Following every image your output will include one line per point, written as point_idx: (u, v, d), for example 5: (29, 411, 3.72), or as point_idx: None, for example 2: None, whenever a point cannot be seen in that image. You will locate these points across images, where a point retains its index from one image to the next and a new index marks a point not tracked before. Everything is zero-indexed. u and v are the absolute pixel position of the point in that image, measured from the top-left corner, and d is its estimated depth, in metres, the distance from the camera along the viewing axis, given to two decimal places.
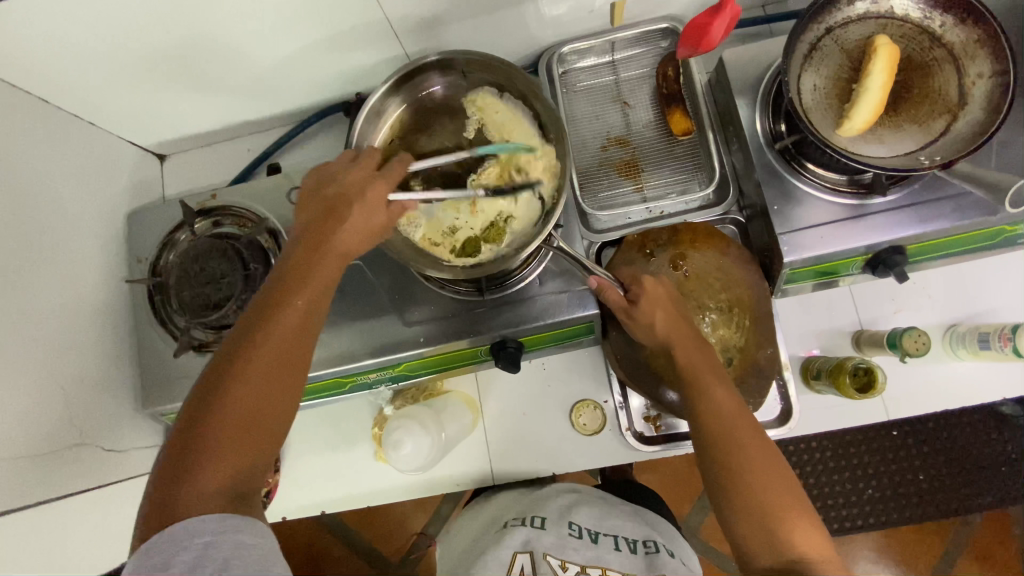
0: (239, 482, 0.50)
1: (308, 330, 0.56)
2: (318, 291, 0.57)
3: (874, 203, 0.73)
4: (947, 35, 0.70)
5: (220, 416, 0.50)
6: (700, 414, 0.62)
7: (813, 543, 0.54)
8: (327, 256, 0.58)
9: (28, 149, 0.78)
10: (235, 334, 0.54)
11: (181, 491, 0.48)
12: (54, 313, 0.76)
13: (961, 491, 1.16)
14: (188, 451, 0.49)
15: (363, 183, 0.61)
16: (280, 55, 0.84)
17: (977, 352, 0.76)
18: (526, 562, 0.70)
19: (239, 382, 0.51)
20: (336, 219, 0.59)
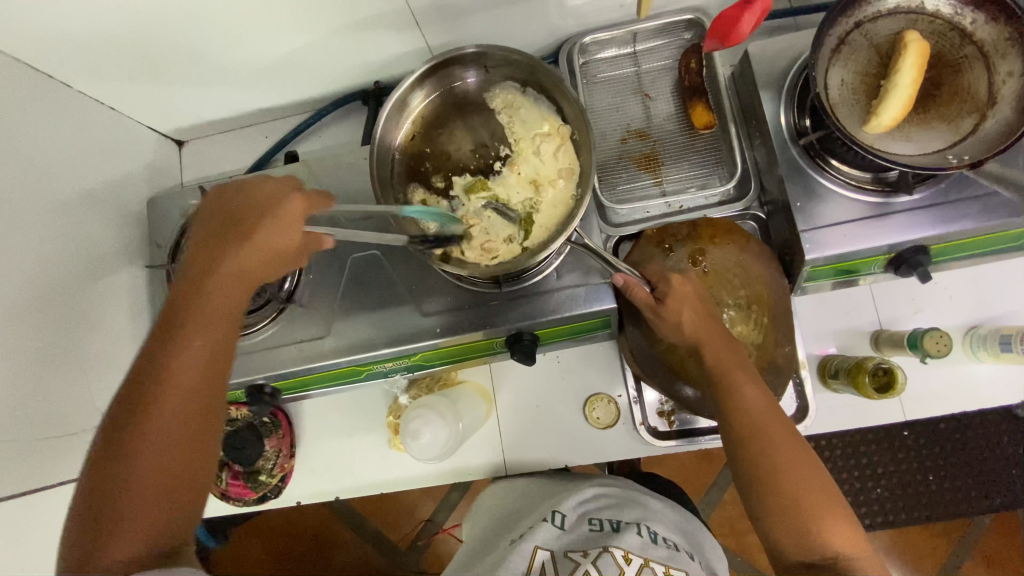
0: (161, 524, 0.53)
1: (216, 366, 0.58)
2: (210, 326, 0.58)
3: (899, 201, 0.72)
4: (979, 32, 0.69)
5: (113, 464, 0.52)
6: (730, 412, 0.62)
7: (846, 539, 0.55)
8: (217, 287, 0.59)
9: (50, 132, 0.78)
10: (130, 379, 0.55)
11: (101, 540, 0.51)
12: (75, 297, 0.77)
13: (970, 492, 1.16)
14: (105, 502, 0.52)
15: (269, 202, 0.61)
16: (299, 42, 0.83)
17: (998, 355, 0.76)
18: (547, 558, 0.69)
19: (140, 430, 0.53)
20: (242, 246, 0.59)
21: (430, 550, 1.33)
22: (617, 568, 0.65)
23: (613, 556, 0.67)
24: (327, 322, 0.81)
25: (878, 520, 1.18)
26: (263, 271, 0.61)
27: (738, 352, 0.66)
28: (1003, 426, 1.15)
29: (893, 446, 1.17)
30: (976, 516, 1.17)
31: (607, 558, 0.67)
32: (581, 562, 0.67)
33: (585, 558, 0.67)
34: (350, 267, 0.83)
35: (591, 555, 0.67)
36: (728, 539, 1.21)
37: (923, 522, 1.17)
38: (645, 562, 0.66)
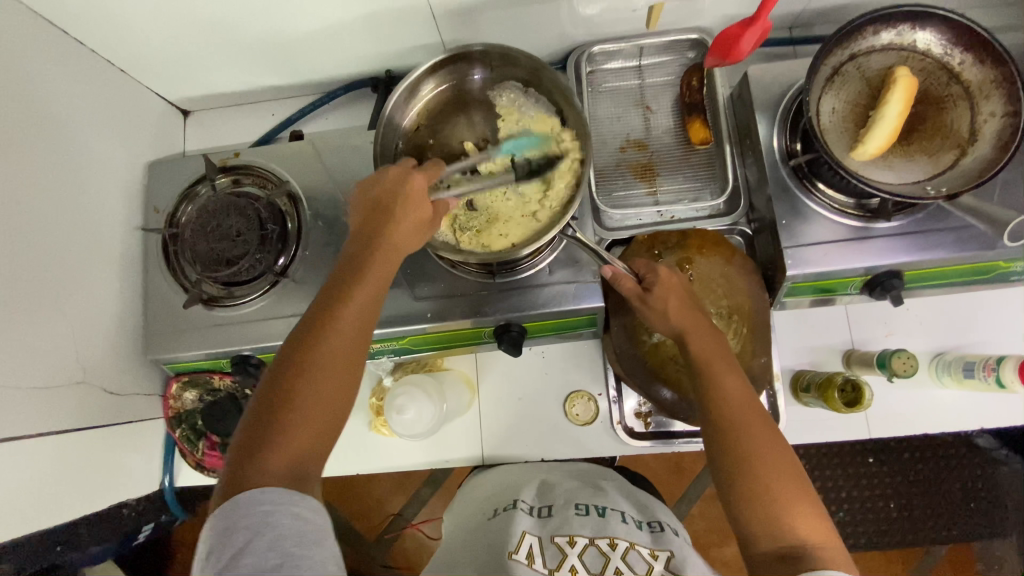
0: (306, 458, 0.54)
1: (365, 322, 0.60)
2: (379, 286, 0.61)
3: (878, 227, 0.76)
4: (965, 72, 0.73)
5: (290, 406, 0.55)
6: (707, 401, 0.64)
7: (812, 529, 0.57)
8: (382, 252, 0.62)
9: (59, 88, 0.78)
10: (305, 324, 0.59)
11: (253, 463, 0.52)
12: (68, 249, 0.77)
13: (927, 521, 1.20)
14: (265, 425, 0.54)
15: (400, 180, 0.64)
16: (316, 25, 0.85)
17: (961, 380, 0.80)
18: (534, 543, 0.70)
19: (311, 370, 0.56)
20: (393, 211, 0.63)
21: (398, 544, 1.33)
22: (602, 559, 0.67)
23: (598, 545, 0.68)
24: None
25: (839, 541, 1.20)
26: (417, 229, 0.64)
27: (722, 341, 0.68)
28: (963, 457, 1.20)
29: (854, 468, 1.21)
30: (933, 544, 1.20)
31: (593, 548, 0.68)
32: (567, 552, 0.68)
33: (571, 548, 0.68)
34: None
35: (577, 546, 0.68)
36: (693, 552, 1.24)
37: (880, 544, 1.20)
38: (631, 546, 0.68)
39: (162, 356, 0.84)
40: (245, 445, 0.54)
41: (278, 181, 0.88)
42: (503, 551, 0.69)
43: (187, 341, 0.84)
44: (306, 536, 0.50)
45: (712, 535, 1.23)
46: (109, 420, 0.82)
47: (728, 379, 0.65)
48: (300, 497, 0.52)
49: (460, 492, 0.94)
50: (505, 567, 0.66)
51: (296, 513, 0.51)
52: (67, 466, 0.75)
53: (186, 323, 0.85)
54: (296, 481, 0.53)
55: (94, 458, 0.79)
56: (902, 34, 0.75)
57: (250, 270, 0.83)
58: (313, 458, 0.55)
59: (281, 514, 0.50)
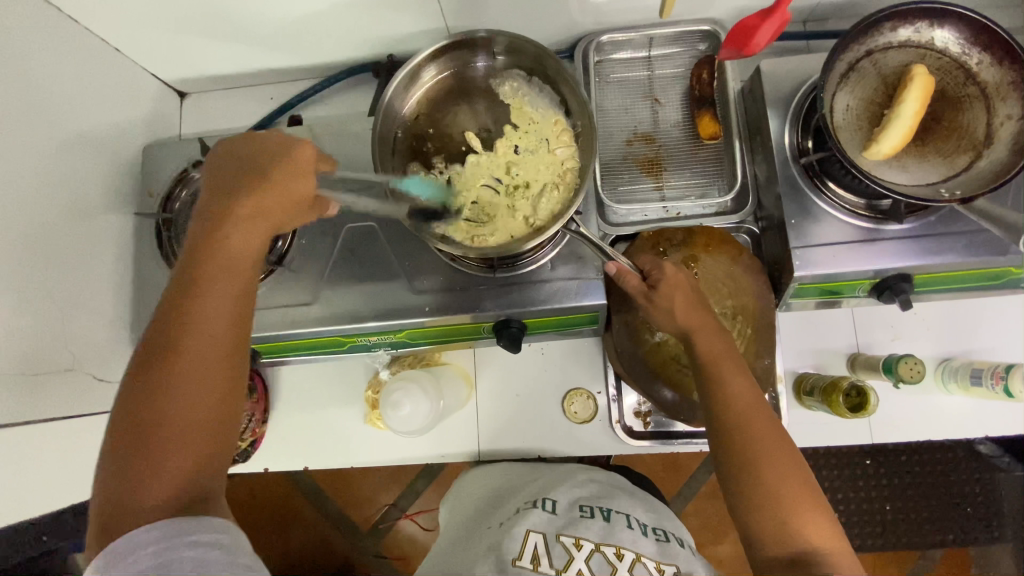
0: (198, 472, 0.52)
1: (232, 315, 0.57)
2: (234, 276, 0.57)
3: (888, 229, 0.74)
4: (983, 73, 0.71)
5: (159, 417, 0.52)
6: (714, 402, 0.63)
7: (821, 533, 0.56)
8: (214, 241, 0.57)
9: (50, 66, 0.76)
10: (160, 334, 0.54)
11: (132, 492, 0.50)
12: (59, 233, 0.75)
13: (923, 524, 1.19)
14: (134, 444, 0.51)
15: (286, 147, 0.61)
16: (318, 7, 0.82)
17: (967, 388, 0.79)
18: (539, 542, 0.68)
19: (175, 381, 0.52)
20: (256, 195, 0.58)
21: (391, 536, 1.33)
22: (608, 567, 0.66)
23: (604, 552, 0.67)
24: (314, 289, 0.80)
25: None
26: (285, 207, 0.60)
27: (729, 339, 0.67)
28: (962, 462, 1.19)
29: (852, 470, 1.20)
30: (928, 548, 1.19)
31: (599, 554, 0.67)
32: (574, 555, 0.67)
33: (577, 551, 0.67)
34: (345, 236, 0.82)
35: (584, 549, 0.67)
36: None
37: (875, 546, 1.20)
38: (637, 558, 0.67)
39: None
40: (117, 468, 0.51)
41: None
42: (505, 556, 0.67)
43: None
44: (211, 561, 0.47)
45: (707, 534, 1.22)
46: (99, 408, 0.80)
47: (737, 380, 0.63)
48: (201, 522, 0.49)
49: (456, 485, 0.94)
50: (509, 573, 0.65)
51: (194, 541, 0.47)
52: (56, 455, 0.74)
53: None
54: (188, 501, 0.51)
55: (83, 446, 0.78)
56: (920, 31, 0.73)
57: None
58: (205, 471, 0.53)
59: (200, 546, 0.47)
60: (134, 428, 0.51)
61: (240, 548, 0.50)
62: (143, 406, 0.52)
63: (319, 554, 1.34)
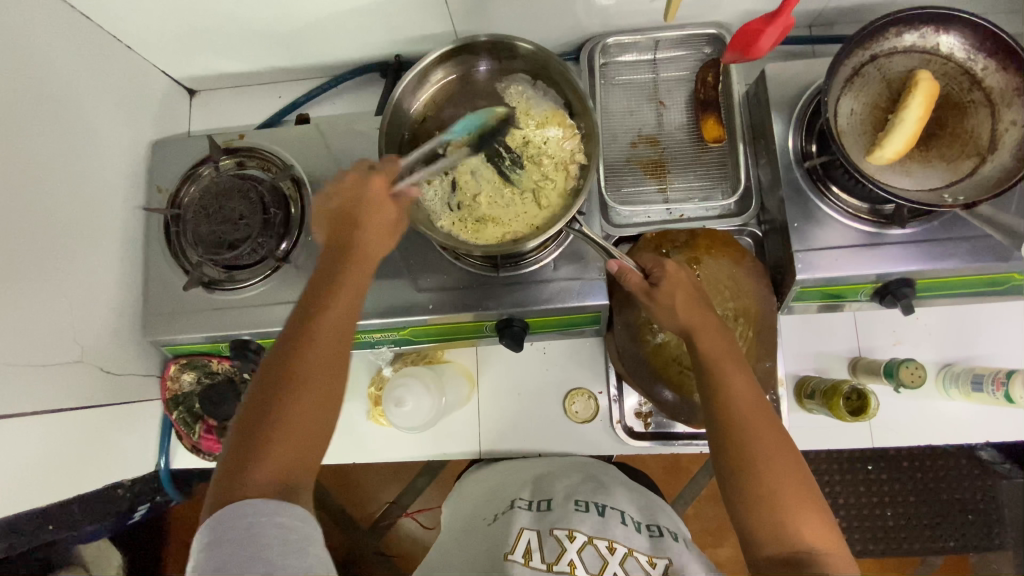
0: (297, 466, 0.54)
1: (344, 329, 0.60)
2: (351, 296, 0.61)
3: (891, 234, 0.74)
4: (988, 78, 0.72)
5: (270, 417, 0.55)
6: (715, 402, 0.63)
7: (817, 535, 0.56)
8: (354, 264, 0.63)
9: (63, 62, 0.77)
10: (286, 340, 0.59)
11: (238, 478, 0.52)
12: (69, 227, 0.76)
13: (924, 530, 1.19)
14: (250, 441, 0.54)
15: (366, 189, 0.65)
16: (326, 7, 0.83)
17: (968, 393, 0.79)
18: (532, 538, 0.69)
19: (292, 380, 0.56)
20: (355, 228, 0.64)
21: (389, 533, 1.33)
22: (601, 560, 0.66)
23: (597, 544, 0.68)
24: None
25: None
26: (377, 239, 0.65)
27: (731, 341, 0.67)
28: (963, 469, 1.18)
29: (853, 474, 1.20)
30: (927, 555, 1.19)
31: (591, 547, 0.67)
32: (566, 548, 0.67)
33: (570, 543, 0.68)
34: None
35: (576, 542, 0.68)
36: None
37: (874, 551, 1.19)
38: (628, 552, 0.67)
39: (161, 338, 0.84)
40: (233, 462, 0.53)
41: (283, 164, 0.87)
42: (499, 552, 0.68)
43: (187, 323, 0.83)
44: (289, 547, 0.49)
45: (707, 536, 1.23)
46: (105, 400, 0.81)
47: (739, 385, 0.63)
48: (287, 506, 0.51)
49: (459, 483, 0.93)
50: (502, 568, 0.66)
51: (280, 524, 0.49)
52: (63, 445, 0.74)
53: (186, 306, 0.84)
54: (286, 491, 0.52)
55: (89, 438, 0.79)
56: (925, 36, 0.73)
57: (251, 254, 0.81)
58: (302, 467, 0.55)
59: (265, 525, 0.49)
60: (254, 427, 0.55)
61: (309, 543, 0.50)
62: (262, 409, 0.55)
63: (319, 550, 1.35)
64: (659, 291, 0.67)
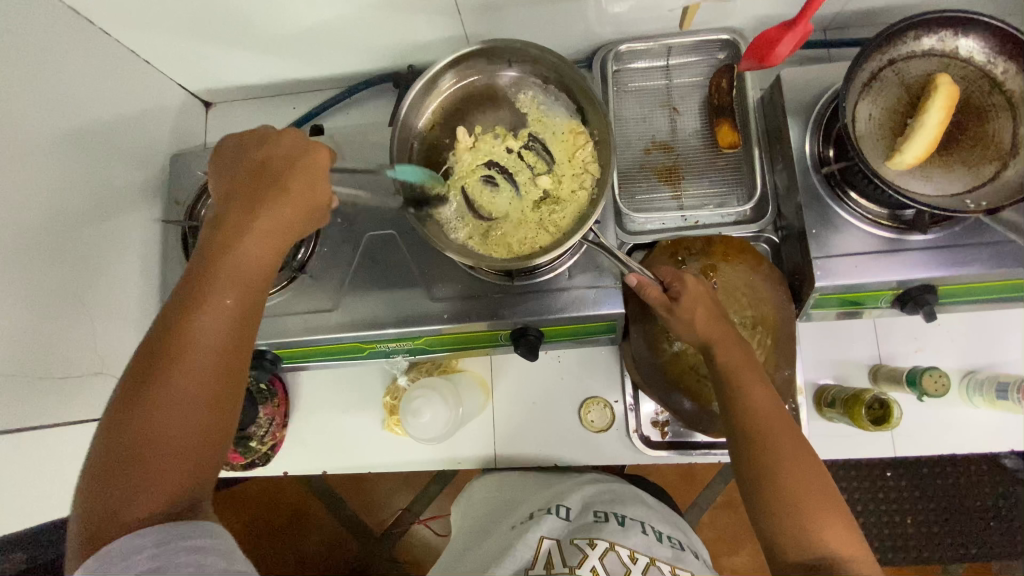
0: (188, 482, 0.52)
1: (239, 326, 0.56)
2: (247, 285, 0.58)
3: (913, 240, 0.73)
4: (1009, 82, 0.70)
5: (145, 424, 0.51)
6: (736, 412, 0.63)
7: (842, 541, 0.55)
8: (216, 243, 0.58)
9: (83, 79, 0.79)
10: (160, 331, 0.54)
11: (116, 500, 0.49)
12: (90, 239, 0.77)
13: (946, 538, 1.16)
14: (128, 454, 0.50)
15: (285, 169, 0.61)
16: (339, 19, 0.84)
17: (992, 401, 0.77)
18: (552, 547, 0.70)
19: (169, 382, 0.52)
20: (250, 207, 0.59)
21: (402, 540, 1.33)
22: (624, 567, 0.66)
23: (619, 553, 0.67)
24: (336, 295, 0.81)
25: None
26: (278, 221, 0.59)
27: (749, 350, 0.67)
28: (986, 476, 1.16)
29: (873, 482, 1.18)
30: (950, 563, 1.17)
31: (613, 554, 0.67)
32: (588, 554, 0.67)
33: (592, 550, 0.68)
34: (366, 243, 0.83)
35: (597, 548, 0.68)
36: None
37: (895, 560, 1.17)
38: (650, 561, 0.67)
39: None
40: (112, 472, 0.50)
41: None
42: (520, 565, 0.69)
43: None
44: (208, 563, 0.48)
45: (724, 543, 1.21)
46: None
47: (760, 393, 0.63)
48: (198, 529, 0.50)
49: (466, 490, 0.94)
50: None
51: (194, 546, 0.49)
52: (86, 456, 0.76)
53: None
54: (174, 509, 0.51)
55: None
56: (944, 40, 0.72)
57: None
58: (197, 478, 0.53)
59: (171, 552, 0.47)
60: (129, 432, 0.51)
61: (233, 556, 0.51)
62: (138, 418, 0.51)
63: (332, 556, 1.35)
64: (676, 303, 0.68)
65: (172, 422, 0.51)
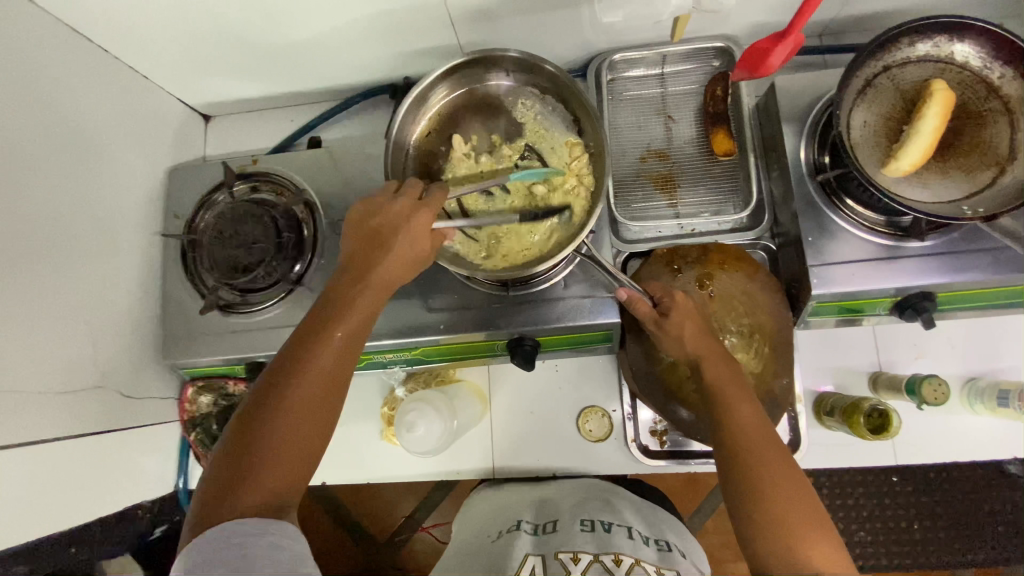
0: (284, 491, 0.54)
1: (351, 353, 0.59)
2: (361, 322, 0.61)
3: (911, 247, 0.73)
4: (1005, 87, 0.70)
5: (256, 435, 0.54)
6: (722, 427, 0.63)
7: (828, 561, 0.54)
8: (373, 286, 0.62)
9: (83, 96, 0.80)
10: (289, 352, 0.58)
11: (226, 496, 0.52)
12: (89, 254, 0.78)
13: (952, 544, 1.15)
14: (240, 458, 0.53)
15: (406, 212, 0.64)
16: (334, 33, 0.84)
17: (994, 408, 0.76)
18: (536, 563, 0.70)
19: (285, 395, 0.56)
20: (396, 250, 0.63)
21: (407, 547, 1.33)
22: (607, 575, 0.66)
23: (602, 562, 0.68)
24: None
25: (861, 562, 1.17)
26: (405, 261, 0.63)
27: (738, 369, 0.67)
28: (991, 481, 1.14)
29: (877, 488, 1.17)
30: (957, 569, 1.15)
31: (596, 565, 0.68)
32: (570, 569, 0.68)
33: (574, 565, 0.68)
34: None
35: (581, 563, 0.68)
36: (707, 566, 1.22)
37: (901, 567, 1.16)
38: (635, 564, 0.68)
39: (180, 361, 0.85)
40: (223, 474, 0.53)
41: (296, 188, 0.88)
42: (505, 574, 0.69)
43: (203, 346, 0.84)
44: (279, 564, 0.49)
45: (727, 550, 1.21)
46: (125, 423, 0.83)
47: (745, 410, 0.63)
48: (274, 528, 0.51)
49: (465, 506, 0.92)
50: None
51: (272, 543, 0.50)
52: (87, 470, 0.76)
53: (203, 329, 0.85)
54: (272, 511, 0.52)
55: (110, 462, 0.80)
56: (939, 45, 0.72)
57: (265, 277, 0.83)
58: (292, 489, 0.54)
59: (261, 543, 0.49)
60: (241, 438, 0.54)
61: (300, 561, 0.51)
62: (254, 427, 0.54)
63: (338, 562, 1.36)
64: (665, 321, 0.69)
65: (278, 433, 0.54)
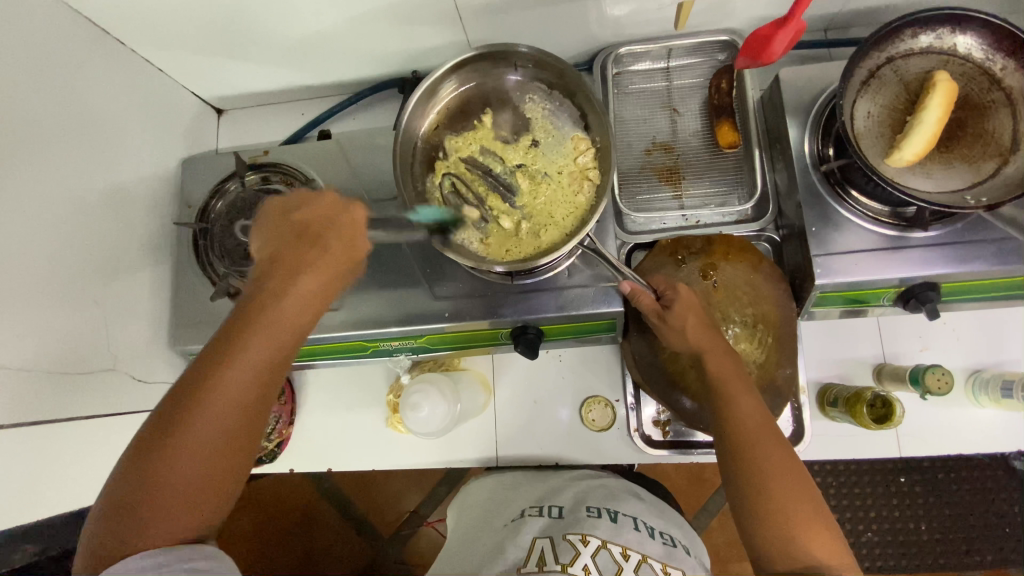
0: (193, 512, 0.55)
1: (264, 374, 0.58)
2: (282, 339, 0.59)
3: (914, 237, 0.73)
4: (1007, 78, 0.70)
5: (167, 457, 0.53)
6: (723, 421, 0.64)
7: (828, 547, 0.56)
8: (293, 297, 0.60)
9: (99, 85, 0.82)
10: (196, 371, 0.56)
11: (139, 516, 0.53)
12: (103, 240, 0.80)
13: (960, 545, 1.14)
14: (147, 479, 0.53)
15: (329, 219, 0.65)
16: (344, 26, 0.86)
17: (998, 400, 0.76)
18: (546, 545, 0.70)
19: (194, 418, 0.54)
20: (316, 256, 0.63)
21: (411, 542, 1.34)
22: (615, 565, 0.67)
23: (611, 550, 0.68)
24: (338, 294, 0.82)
25: (867, 562, 1.16)
26: (326, 273, 0.63)
27: (739, 362, 0.68)
28: (1001, 481, 1.13)
29: (883, 487, 1.16)
30: (966, 570, 1.14)
31: (605, 552, 0.68)
32: (580, 551, 0.68)
33: (584, 547, 0.69)
34: None
35: (591, 546, 0.69)
36: (712, 565, 1.21)
37: (908, 568, 1.15)
38: (643, 559, 0.68)
39: (191, 347, 0.87)
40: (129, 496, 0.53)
41: (306, 179, 0.90)
42: (512, 559, 0.70)
43: (213, 332, 0.86)
44: None
45: (732, 548, 1.20)
46: (135, 408, 0.84)
47: (749, 407, 0.64)
48: None
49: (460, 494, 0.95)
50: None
51: None
52: (95, 451, 0.77)
53: (213, 315, 0.87)
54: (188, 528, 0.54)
55: (120, 444, 0.81)
56: (942, 37, 0.72)
57: None
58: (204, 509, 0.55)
59: None
60: (149, 457, 0.54)
61: None
62: (165, 450, 0.54)
63: (341, 557, 1.37)
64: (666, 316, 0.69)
65: (188, 456, 0.54)
